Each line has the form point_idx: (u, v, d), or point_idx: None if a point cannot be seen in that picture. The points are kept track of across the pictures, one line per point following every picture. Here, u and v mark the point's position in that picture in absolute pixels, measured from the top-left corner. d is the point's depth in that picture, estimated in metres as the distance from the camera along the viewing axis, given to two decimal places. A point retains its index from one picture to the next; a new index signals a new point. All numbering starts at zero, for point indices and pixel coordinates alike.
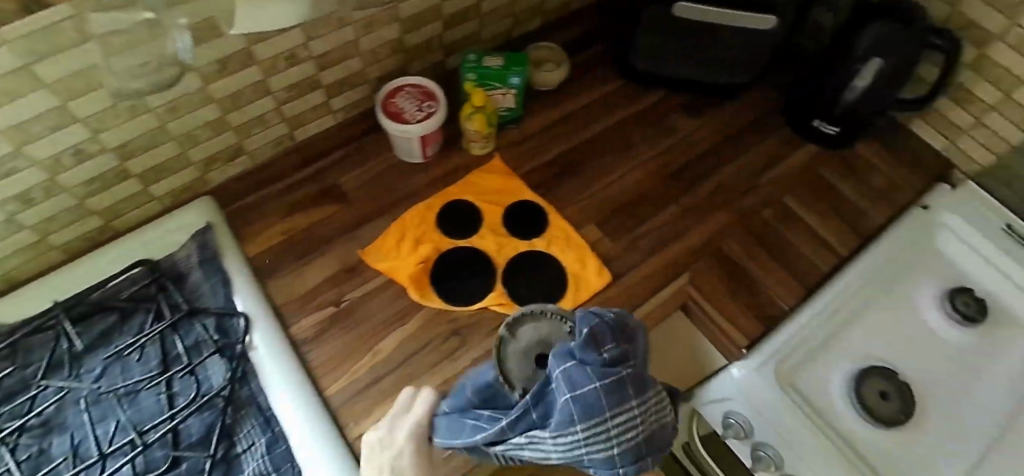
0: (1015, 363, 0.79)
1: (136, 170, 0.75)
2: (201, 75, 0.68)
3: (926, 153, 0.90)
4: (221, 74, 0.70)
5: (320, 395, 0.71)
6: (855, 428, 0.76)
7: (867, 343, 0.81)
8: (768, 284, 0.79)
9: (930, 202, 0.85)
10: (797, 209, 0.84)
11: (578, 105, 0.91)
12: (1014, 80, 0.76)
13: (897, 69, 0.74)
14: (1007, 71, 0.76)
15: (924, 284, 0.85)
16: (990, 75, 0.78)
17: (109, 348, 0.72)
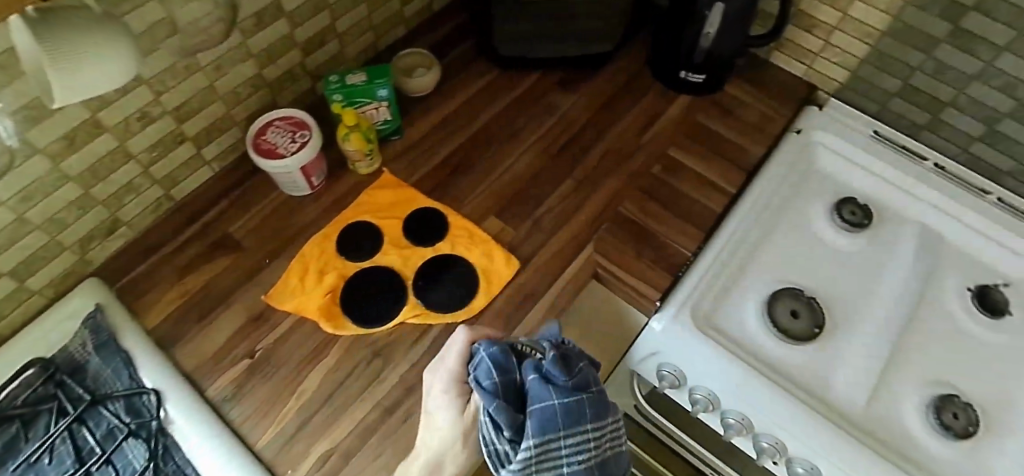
0: (905, 255, 0.84)
1: (4, 268, 0.69)
2: (49, 155, 0.64)
3: (790, 81, 0.95)
4: (72, 150, 0.66)
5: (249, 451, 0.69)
6: (775, 353, 0.79)
7: (772, 269, 0.84)
8: (668, 234, 0.82)
9: (802, 125, 0.91)
10: (681, 159, 0.88)
11: (456, 104, 0.93)
12: None
13: (739, 12, 0.78)
14: None
15: (813, 201, 0.89)
16: None
17: (15, 459, 0.68)
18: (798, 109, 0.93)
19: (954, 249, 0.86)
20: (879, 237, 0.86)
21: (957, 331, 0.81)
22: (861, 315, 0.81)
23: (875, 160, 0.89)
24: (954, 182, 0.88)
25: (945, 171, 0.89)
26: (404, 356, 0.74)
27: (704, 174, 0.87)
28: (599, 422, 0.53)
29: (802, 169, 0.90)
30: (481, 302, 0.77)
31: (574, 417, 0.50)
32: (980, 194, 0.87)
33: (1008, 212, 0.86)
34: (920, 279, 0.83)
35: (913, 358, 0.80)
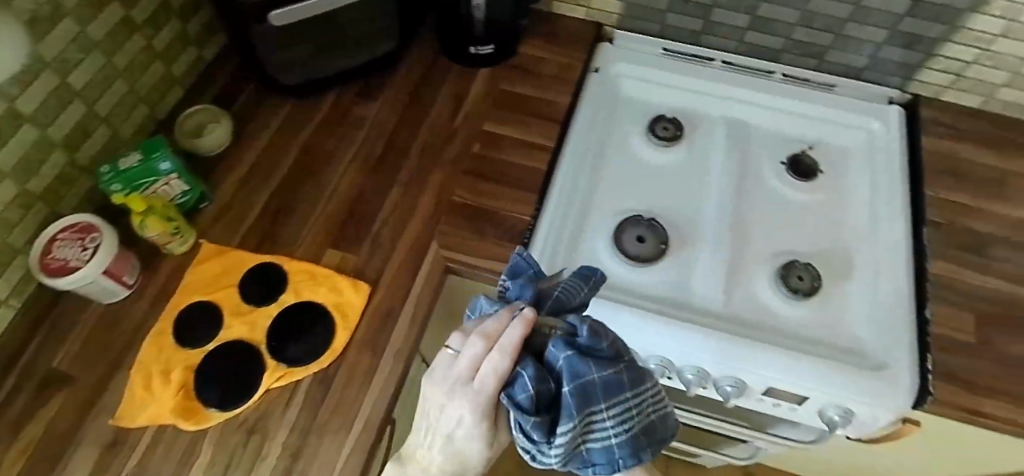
0: (721, 152, 0.90)
1: None
2: None
3: (574, 25, 0.99)
4: None
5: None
6: (635, 280, 0.80)
7: (612, 204, 0.87)
8: (505, 206, 0.82)
9: (598, 64, 0.96)
10: (497, 130, 0.89)
11: (258, 151, 0.90)
12: None
13: None
14: None
15: (630, 131, 0.93)
16: None
17: None
18: (591, 49, 0.97)
19: (761, 130, 0.93)
20: (693, 145, 0.92)
21: (782, 202, 0.87)
22: (696, 220, 0.85)
23: (671, 75, 0.95)
24: (742, 71, 0.95)
25: (734, 64, 0.96)
26: (281, 422, 0.71)
27: (522, 138, 0.88)
28: (636, 391, 0.47)
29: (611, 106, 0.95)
30: (342, 338, 0.74)
31: (615, 392, 0.45)
32: (767, 75, 0.94)
33: (793, 84, 0.93)
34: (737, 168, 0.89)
35: (753, 240, 0.84)
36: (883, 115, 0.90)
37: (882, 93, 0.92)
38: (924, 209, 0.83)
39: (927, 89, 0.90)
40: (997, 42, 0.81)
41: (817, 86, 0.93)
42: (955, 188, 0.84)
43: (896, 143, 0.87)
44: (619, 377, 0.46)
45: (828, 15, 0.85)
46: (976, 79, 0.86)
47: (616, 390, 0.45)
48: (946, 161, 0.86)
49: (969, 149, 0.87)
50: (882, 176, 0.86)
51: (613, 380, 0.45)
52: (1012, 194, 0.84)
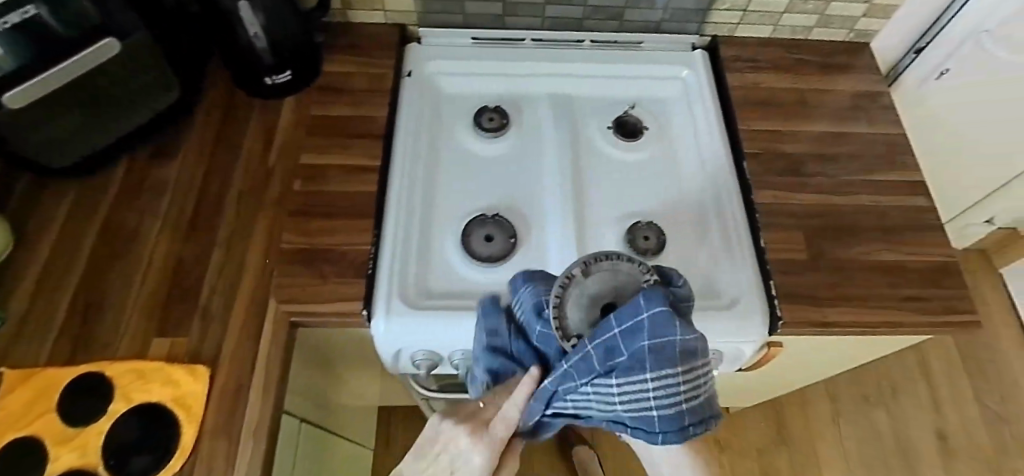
0: (548, 131, 0.91)
1: None
2: None
3: (376, 32, 0.95)
4: None
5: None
6: (491, 280, 0.78)
7: (456, 208, 0.84)
8: (339, 240, 0.77)
9: (410, 68, 0.93)
10: (317, 160, 0.83)
11: (48, 246, 0.79)
12: None
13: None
14: None
15: (459, 128, 0.91)
16: None
17: None
18: (401, 53, 0.94)
19: (584, 100, 0.95)
20: (523, 129, 0.92)
21: (617, 165, 0.89)
22: (541, 203, 0.85)
23: (487, 63, 0.95)
24: (553, 45, 0.96)
25: (544, 40, 0.96)
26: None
27: (345, 163, 0.82)
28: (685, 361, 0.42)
29: (434, 108, 0.93)
30: (191, 434, 0.66)
31: (661, 363, 0.40)
32: (576, 44, 0.96)
33: (601, 48, 0.96)
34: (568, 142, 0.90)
35: (598, 209, 0.86)
36: (687, 61, 0.95)
37: (683, 40, 0.96)
38: (739, 140, 0.87)
39: (723, 28, 0.95)
40: None
41: (624, 45, 0.96)
42: (764, 116, 0.89)
43: (704, 86, 0.92)
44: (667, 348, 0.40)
45: None
46: (760, 11, 0.92)
47: (661, 358, 0.40)
48: (751, 93, 0.91)
49: (769, 77, 0.93)
50: (696, 121, 0.91)
51: (661, 350, 0.40)
52: (814, 110, 0.90)
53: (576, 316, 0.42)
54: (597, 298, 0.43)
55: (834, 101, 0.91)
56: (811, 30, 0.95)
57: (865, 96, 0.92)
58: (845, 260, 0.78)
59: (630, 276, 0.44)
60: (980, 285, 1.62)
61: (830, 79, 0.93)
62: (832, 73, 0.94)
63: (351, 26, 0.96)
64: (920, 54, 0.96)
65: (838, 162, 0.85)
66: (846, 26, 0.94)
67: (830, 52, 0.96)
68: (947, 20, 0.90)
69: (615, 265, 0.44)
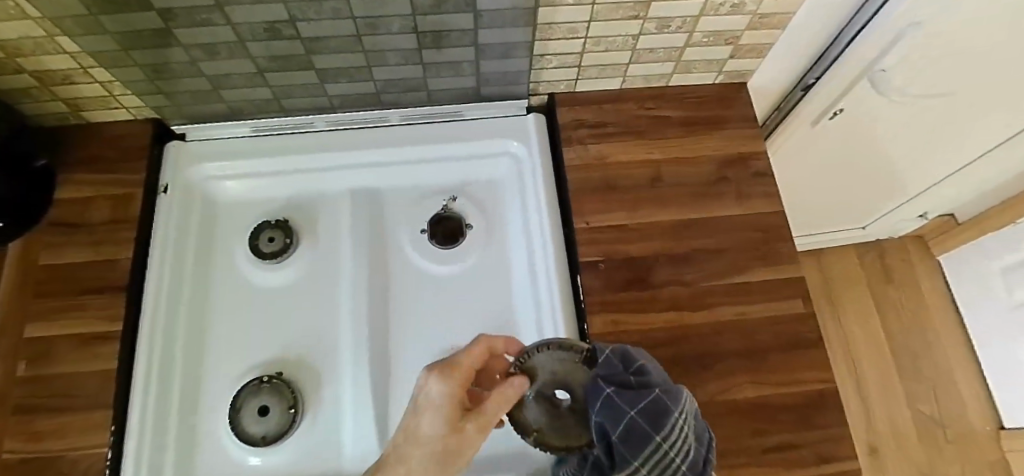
0: (347, 242, 0.74)
1: None
2: None
3: (126, 135, 0.76)
4: None
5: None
6: (268, 464, 0.65)
7: (232, 365, 0.70)
8: (70, 445, 0.62)
9: (166, 178, 0.74)
10: (46, 332, 0.66)
11: None
12: (47, 41, 0.60)
13: None
14: (27, 37, 0.60)
15: (239, 252, 0.75)
16: (28, 47, 0.61)
17: None
18: (156, 158, 0.75)
19: (394, 195, 0.78)
20: (317, 244, 0.75)
21: (431, 281, 0.74)
22: (334, 347, 0.70)
23: (266, 160, 0.76)
24: (351, 127, 0.77)
25: (338, 119, 0.77)
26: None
27: (79, 334, 0.66)
28: (666, 426, 0.43)
29: (208, 229, 0.76)
30: None
31: (661, 422, 0.43)
32: (381, 120, 0.77)
33: (411, 124, 0.77)
34: (370, 257, 0.73)
35: (407, 346, 0.70)
36: (518, 133, 0.77)
37: (513, 103, 0.77)
38: (575, 243, 0.70)
39: (560, 85, 0.76)
40: (592, 27, 0.65)
41: (439, 118, 0.77)
42: (609, 207, 0.71)
43: (537, 167, 0.74)
44: (633, 418, 0.44)
45: (397, 49, 0.66)
46: (598, 65, 0.72)
47: (645, 432, 0.43)
48: (594, 174, 0.73)
49: (617, 149, 0.74)
50: (526, 215, 0.74)
51: (636, 428, 0.43)
52: (671, 190, 0.72)
53: (551, 427, 0.53)
54: (540, 398, 0.53)
55: (698, 173, 0.73)
56: (670, 76, 0.76)
57: (737, 161, 0.74)
58: (702, 402, 0.62)
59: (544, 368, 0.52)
60: (917, 274, 1.52)
61: (694, 142, 0.75)
62: (698, 131, 0.75)
63: (92, 129, 0.76)
64: (808, 91, 0.78)
65: (699, 262, 0.69)
66: (712, 69, 0.75)
67: (696, 102, 0.77)
68: (831, 60, 0.71)
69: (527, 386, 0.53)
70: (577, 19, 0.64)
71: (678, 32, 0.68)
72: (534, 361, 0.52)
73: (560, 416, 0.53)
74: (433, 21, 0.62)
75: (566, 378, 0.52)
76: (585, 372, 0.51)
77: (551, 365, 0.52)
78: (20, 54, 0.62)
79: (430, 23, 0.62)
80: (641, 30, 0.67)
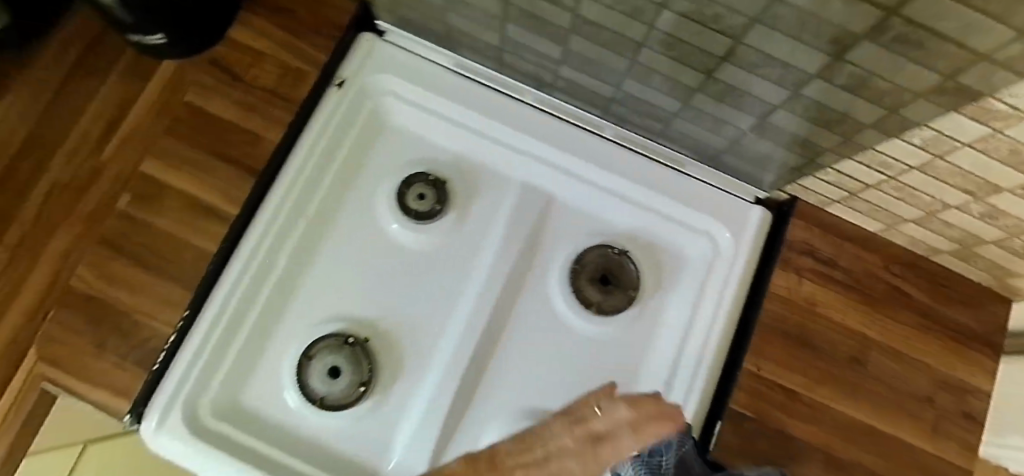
0: (496, 236, 0.64)
1: None
2: None
3: (325, 3, 0.65)
4: None
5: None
6: (318, 426, 0.58)
7: (323, 299, 0.62)
8: (142, 308, 0.55)
9: (344, 74, 0.64)
10: (160, 178, 0.60)
11: None
12: None
13: None
14: None
15: (380, 185, 0.65)
16: None
17: None
18: (343, 47, 0.65)
19: (564, 213, 0.66)
20: (460, 227, 0.64)
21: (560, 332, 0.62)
22: (429, 344, 0.61)
23: (454, 106, 0.65)
24: (557, 116, 0.65)
25: (549, 103, 0.65)
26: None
27: (192, 196, 0.59)
28: None
29: (359, 147, 0.67)
30: None
31: None
32: (595, 128, 0.65)
33: (622, 147, 0.65)
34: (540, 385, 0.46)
35: (506, 383, 0.61)
36: (732, 219, 0.64)
37: (741, 185, 0.64)
38: (736, 379, 0.58)
39: (812, 196, 0.62)
40: (908, 173, 0.52)
41: (655, 159, 0.65)
42: (788, 363, 0.59)
43: (735, 273, 0.62)
44: None
45: (670, 77, 0.53)
46: (874, 202, 0.58)
47: None
48: (792, 317, 0.60)
49: (832, 300, 0.61)
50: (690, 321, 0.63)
51: None
52: (864, 382, 0.59)
53: (597, 294, 0.62)
54: (597, 272, 0.63)
55: (904, 378, 0.60)
56: (940, 253, 0.61)
57: (953, 387, 0.60)
58: None
59: (605, 252, 0.64)
60: None
61: (919, 339, 0.61)
62: (933, 329, 0.61)
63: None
64: None
65: None
66: (993, 273, 0.60)
67: (946, 293, 0.62)
68: None
69: (585, 258, 0.63)
70: (901, 157, 0.50)
71: (998, 228, 0.53)
72: (583, 254, 0.63)
73: (607, 290, 0.63)
74: (737, 76, 0.49)
75: (610, 263, 0.63)
76: (629, 281, 0.63)
77: (609, 257, 0.63)
78: None
79: (733, 77, 0.49)
80: (961, 205, 0.52)
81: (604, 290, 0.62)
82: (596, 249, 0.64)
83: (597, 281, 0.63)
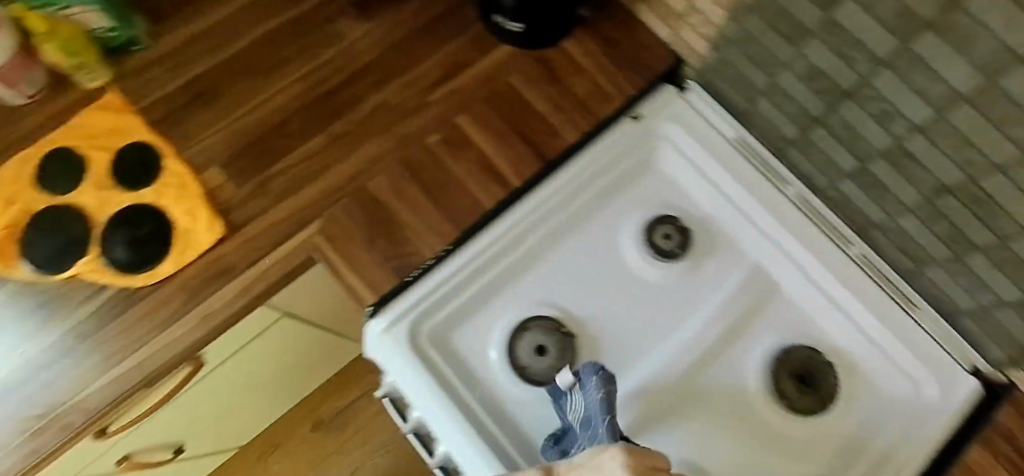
0: (719, 296, 0.69)
1: None
2: None
3: (651, 45, 0.73)
4: None
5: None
6: (509, 389, 0.64)
7: (550, 285, 0.69)
8: (413, 227, 0.67)
9: (642, 111, 0.70)
10: (468, 132, 0.70)
11: (229, 11, 0.75)
12: None
13: None
14: None
15: (631, 213, 0.72)
16: None
17: None
18: (649, 86, 0.71)
19: (781, 303, 0.70)
20: (686, 277, 0.70)
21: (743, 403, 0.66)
22: (627, 359, 0.67)
23: (724, 174, 0.70)
24: (812, 218, 0.70)
25: (811, 204, 0.70)
26: (53, 326, 0.65)
27: (488, 158, 0.69)
28: None
29: (627, 175, 0.71)
30: (167, 268, 0.65)
31: None
32: (841, 244, 0.69)
33: (862, 271, 0.68)
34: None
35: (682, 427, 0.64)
36: (948, 380, 0.63)
37: (966, 352, 0.65)
38: None
39: None
40: None
41: (889, 294, 0.67)
42: None
43: (936, 428, 0.61)
44: None
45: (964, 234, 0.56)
46: None
47: None
48: None
49: None
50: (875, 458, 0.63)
51: None
52: None
53: (796, 390, 0.66)
54: (801, 371, 0.67)
55: None
56: None
57: None
58: None
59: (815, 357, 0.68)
60: None
61: None
62: None
63: (632, 18, 0.73)
64: None
65: None
66: None
67: None
68: None
69: (795, 353, 0.68)
70: None
71: None
72: (792, 347, 0.68)
73: (806, 389, 0.66)
74: None
75: (817, 368, 0.67)
76: (830, 390, 0.66)
77: (820, 363, 0.67)
78: None
79: None
80: None
81: (803, 389, 0.66)
82: (809, 351, 0.68)
83: (799, 377, 0.67)
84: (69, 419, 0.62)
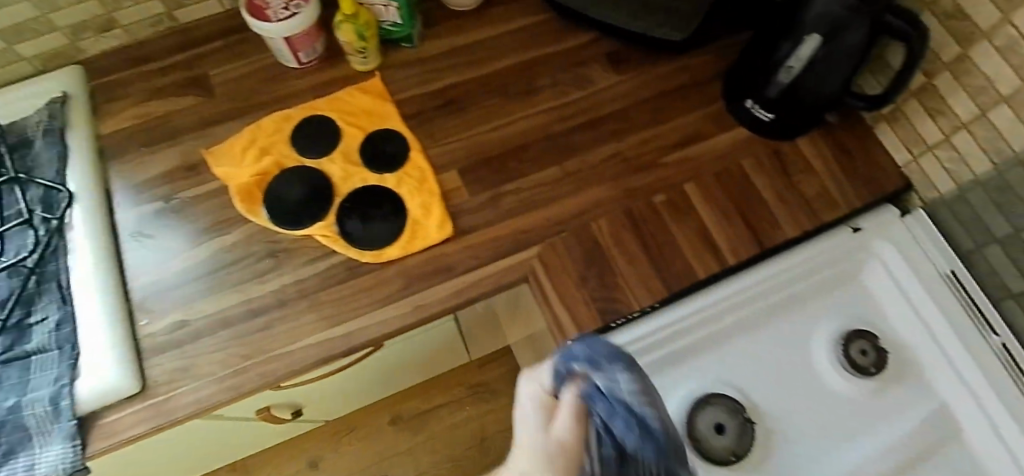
0: (900, 423, 0.70)
1: None
2: None
3: (882, 164, 0.76)
4: None
5: (134, 337, 0.67)
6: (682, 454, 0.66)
7: (736, 363, 0.72)
8: (625, 275, 0.69)
9: (863, 223, 0.73)
10: (694, 200, 0.72)
11: (494, 33, 0.81)
12: (995, 97, 0.59)
13: (840, 51, 0.60)
14: (991, 82, 0.59)
15: (826, 317, 0.74)
16: (971, 85, 0.61)
17: None
18: (873, 204, 0.75)
19: (958, 451, 0.69)
20: (865, 396, 0.71)
21: None
22: (798, 457, 0.68)
23: (932, 306, 0.71)
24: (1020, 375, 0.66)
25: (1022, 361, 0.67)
26: (274, 277, 0.69)
27: (708, 230, 0.71)
28: None
29: (831, 279, 0.74)
30: (392, 252, 0.69)
31: None
32: None
33: None
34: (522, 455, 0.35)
35: None
36: None
37: None
38: None
39: None
40: None
41: None
42: None
43: None
44: None
45: None
46: None
47: None
48: None
49: None
50: None
51: None
52: None
53: None
54: None
55: None
56: None
57: None
58: None
59: None
60: None
61: None
62: None
63: (871, 134, 0.77)
64: None
65: None
66: None
67: None
68: None
69: None
70: None
71: None
72: None
73: None
74: None
75: None
76: None
77: None
78: (966, 90, 0.62)
79: None
80: None
81: None
82: None
83: None
84: (272, 367, 0.65)
